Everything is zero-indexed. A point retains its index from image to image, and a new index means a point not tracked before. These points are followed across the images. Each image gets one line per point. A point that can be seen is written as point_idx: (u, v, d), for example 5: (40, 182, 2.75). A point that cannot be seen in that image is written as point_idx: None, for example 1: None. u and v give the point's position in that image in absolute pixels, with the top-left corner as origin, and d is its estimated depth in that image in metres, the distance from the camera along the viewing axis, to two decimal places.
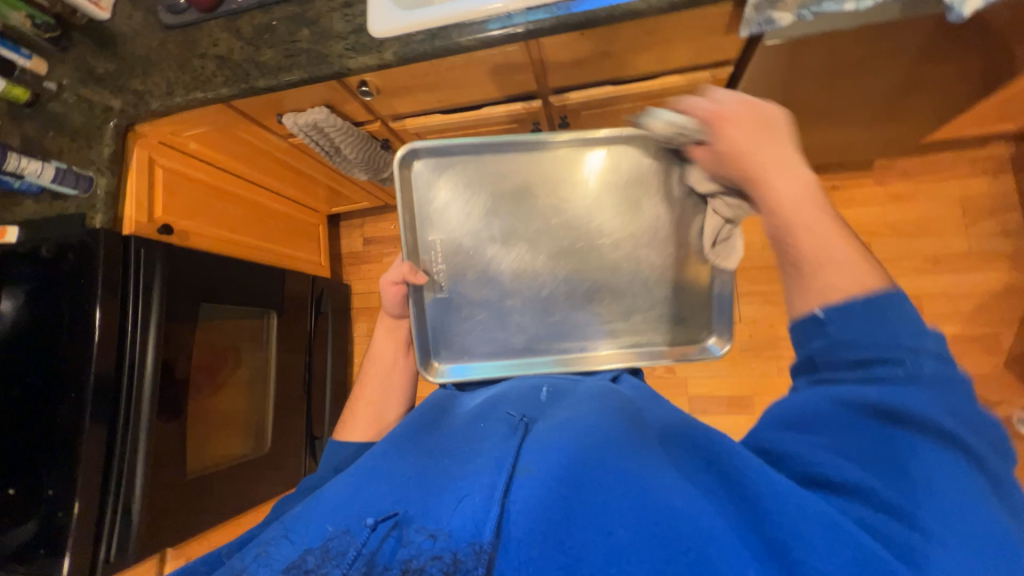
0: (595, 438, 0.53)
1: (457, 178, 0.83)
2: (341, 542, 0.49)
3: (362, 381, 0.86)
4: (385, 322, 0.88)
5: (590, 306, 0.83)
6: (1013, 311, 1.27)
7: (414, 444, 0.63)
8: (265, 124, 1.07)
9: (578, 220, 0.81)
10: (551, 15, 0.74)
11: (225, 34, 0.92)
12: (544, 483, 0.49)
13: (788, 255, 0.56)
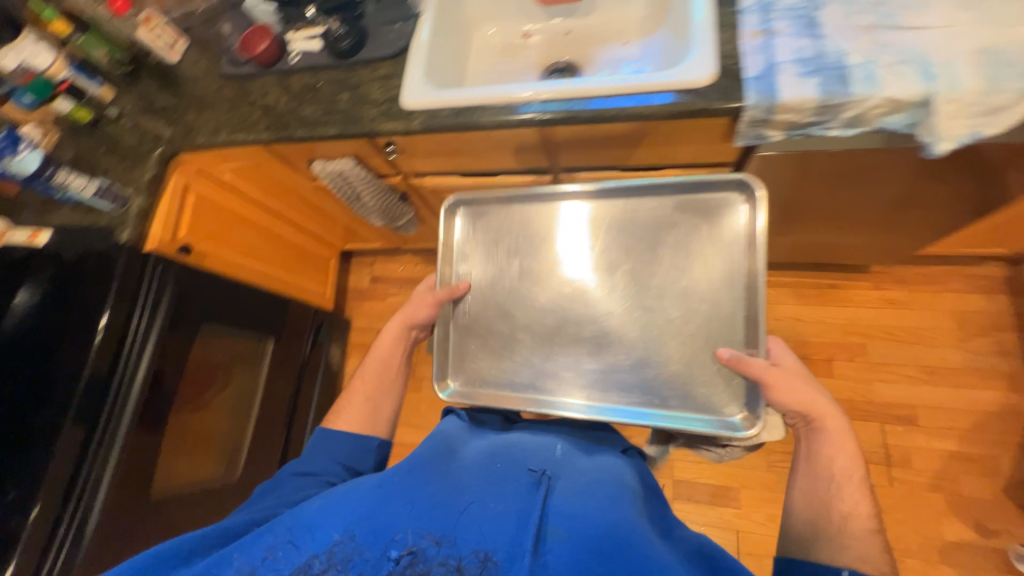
0: (618, 517, 0.58)
1: (494, 224, 0.93)
2: (348, 549, 0.55)
3: (361, 374, 0.87)
4: (401, 322, 0.89)
5: (602, 351, 0.83)
6: (1012, 435, 1.23)
7: (432, 467, 0.67)
8: (296, 166, 1.15)
9: (599, 267, 0.86)
10: (565, 108, 0.82)
11: (275, 87, 1.02)
12: (562, 550, 0.54)
13: (826, 496, 0.65)
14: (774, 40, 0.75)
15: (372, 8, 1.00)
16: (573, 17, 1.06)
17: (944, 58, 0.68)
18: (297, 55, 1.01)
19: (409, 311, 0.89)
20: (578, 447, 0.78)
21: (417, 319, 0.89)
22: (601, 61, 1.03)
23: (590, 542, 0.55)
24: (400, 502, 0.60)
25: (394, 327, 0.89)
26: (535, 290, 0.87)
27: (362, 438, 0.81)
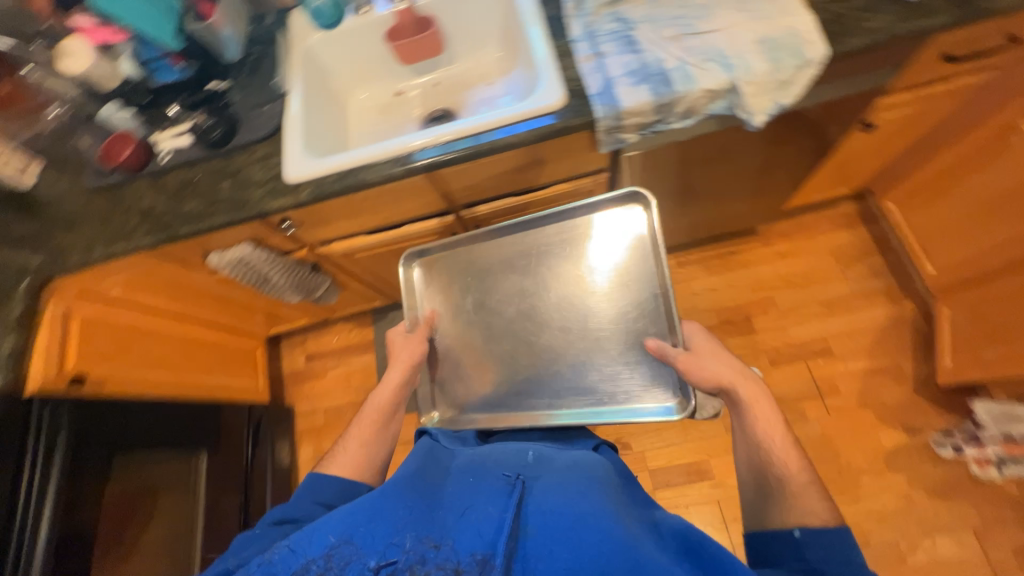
0: (592, 508, 0.58)
1: (441, 266, 0.97)
2: (345, 552, 0.50)
3: (359, 420, 0.82)
4: (405, 366, 0.86)
5: (553, 363, 0.87)
6: (906, 341, 1.41)
7: (418, 480, 0.64)
8: (192, 263, 1.10)
9: (541, 289, 0.91)
10: (443, 152, 0.87)
11: (150, 190, 0.98)
12: (551, 544, 0.54)
13: (768, 472, 0.66)
14: (605, 60, 0.86)
15: (239, 96, 1.00)
16: (437, 70, 1.14)
17: (735, 51, 0.82)
18: (167, 154, 0.98)
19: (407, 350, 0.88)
20: (547, 449, 0.77)
21: (417, 360, 0.87)
22: (472, 103, 1.11)
23: (577, 530, 0.55)
24: (391, 512, 0.55)
25: (399, 368, 0.86)
26: (494, 317, 0.91)
27: (354, 483, 0.75)
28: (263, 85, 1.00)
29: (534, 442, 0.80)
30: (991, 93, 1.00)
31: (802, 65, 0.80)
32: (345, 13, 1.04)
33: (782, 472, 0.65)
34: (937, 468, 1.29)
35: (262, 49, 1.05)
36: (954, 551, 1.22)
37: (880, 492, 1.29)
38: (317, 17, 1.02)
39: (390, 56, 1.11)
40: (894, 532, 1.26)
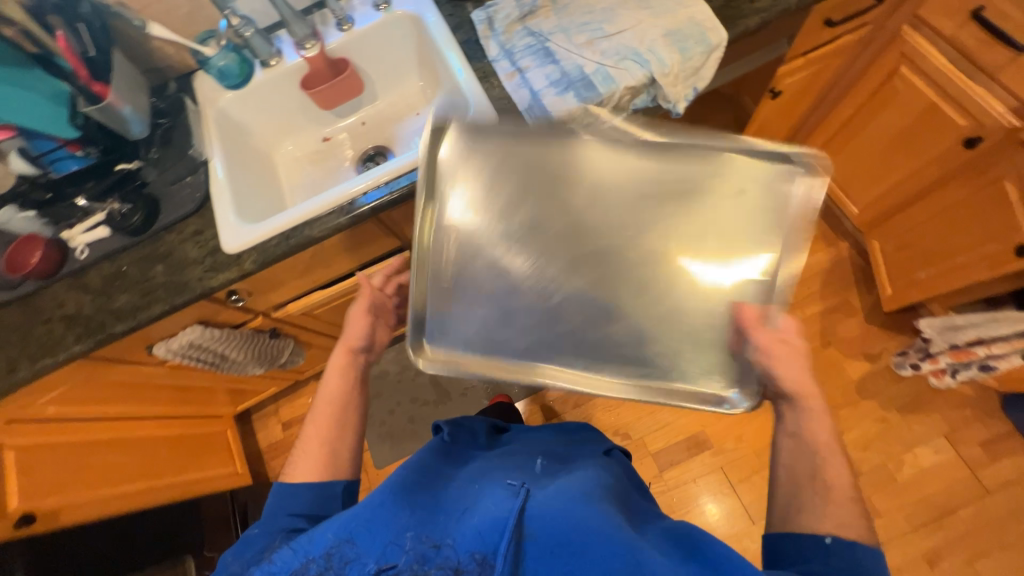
0: (593, 507, 0.53)
1: (488, 163, 0.68)
2: (344, 553, 0.50)
3: (311, 418, 0.75)
4: (346, 348, 0.80)
5: (604, 327, 0.62)
6: (849, 278, 1.53)
7: (422, 484, 0.60)
8: (135, 360, 1.01)
9: (617, 225, 0.65)
10: (387, 193, 0.86)
11: (72, 292, 0.88)
12: (554, 550, 0.48)
13: (799, 471, 0.59)
14: (528, 74, 0.88)
15: (154, 173, 0.93)
16: (362, 108, 1.12)
17: (647, 46, 0.86)
18: (84, 249, 0.89)
19: (348, 331, 0.82)
20: (556, 455, 0.77)
21: (358, 340, 0.81)
22: (405, 136, 1.09)
23: (580, 536, 0.48)
24: (388, 519, 0.52)
25: (340, 352, 0.80)
26: (549, 259, 0.64)
27: (324, 483, 0.68)
28: (179, 158, 0.93)
29: (545, 454, 0.77)
30: (871, 45, 1.12)
31: (709, 50, 0.85)
32: (253, 68, 0.99)
33: (815, 475, 0.58)
34: (900, 387, 1.40)
35: (169, 120, 0.97)
36: (933, 459, 1.32)
37: (860, 421, 1.38)
38: (222, 77, 0.96)
39: (309, 103, 1.07)
40: (880, 454, 1.35)
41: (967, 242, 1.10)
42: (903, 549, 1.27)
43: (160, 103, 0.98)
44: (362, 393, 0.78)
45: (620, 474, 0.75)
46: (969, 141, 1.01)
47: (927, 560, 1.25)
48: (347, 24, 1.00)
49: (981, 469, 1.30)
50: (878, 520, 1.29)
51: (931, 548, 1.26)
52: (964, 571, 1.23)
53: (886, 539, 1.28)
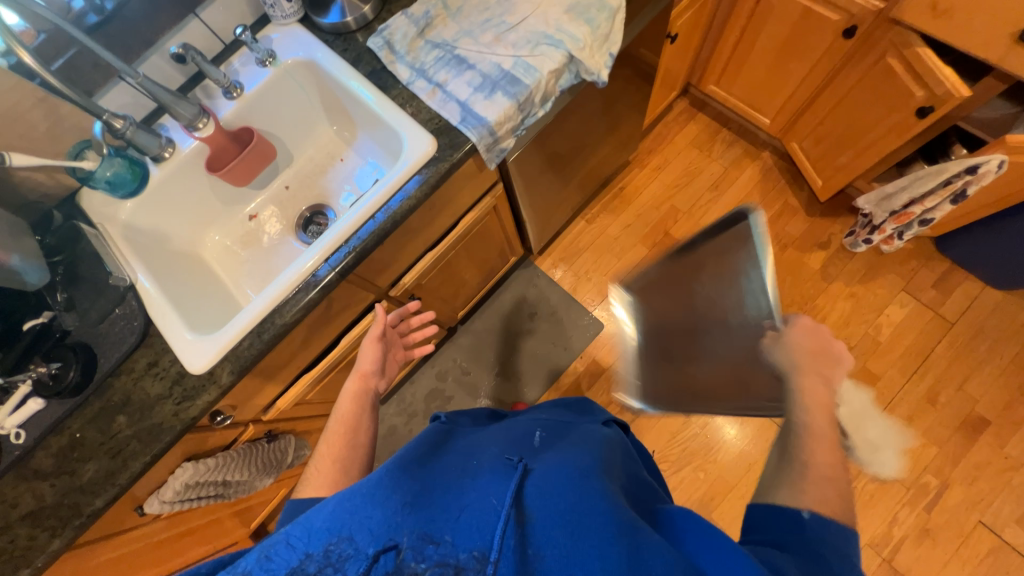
0: (585, 484, 0.54)
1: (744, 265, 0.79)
2: (343, 551, 0.43)
3: (323, 439, 0.73)
4: (361, 374, 0.83)
5: None
6: (780, 182, 1.65)
7: (414, 467, 0.57)
8: (126, 527, 0.87)
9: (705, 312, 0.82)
10: (350, 251, 0.79)
11: (21, 485, 0.73)
12: (551, 528, 0.47)
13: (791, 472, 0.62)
14: (449, 87, 0.85)
15: (74, 318, 0.80)
16: (280, 172, 1.03)
17: (554, 27, 0.86)
18: (18, 433, 0.74)
19: (361, 359, 0.86)
20: (554, 427, 0.77)
21: (371, 366, 0.84)
22: (337, 187, 1.03)
23: (579, 514, 0.48)
24: (384, 502, 0.48)
25: (354, 378, 0.82)
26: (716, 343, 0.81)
27: None
28: (97, 292, 0.81)
29: (535, 426, 0.77)
30: None
31: (611, 15, 0.87)
32: (145, 166, 0.88)
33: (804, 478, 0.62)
34: (855, 262, 1.53)
35: (67, 255, 0.84)
36: (903, 313, 1.47)
37: (835, 303, 1.51)
38: (115, 188, 0.84)
39: (221, 184, 0.97)
40: (861, 326, 1.48)
41: (870, 118, 1.21)
42: (907, 399, 1.40)
43: (50, 238, 0.84)
44: (373, 417, 0.78)
45: (620, 449, 0.74)
46: (848, 32, 1.11)
47: (929, 400, 1.39)
48: (236, 90, 0.92)
49: (941, 307, 1.46)
50: (880, 384, 1.42)
51: (929, 389, 1.40)
52: (960, 398, 1.39)
53: (891, 397, 1.41)
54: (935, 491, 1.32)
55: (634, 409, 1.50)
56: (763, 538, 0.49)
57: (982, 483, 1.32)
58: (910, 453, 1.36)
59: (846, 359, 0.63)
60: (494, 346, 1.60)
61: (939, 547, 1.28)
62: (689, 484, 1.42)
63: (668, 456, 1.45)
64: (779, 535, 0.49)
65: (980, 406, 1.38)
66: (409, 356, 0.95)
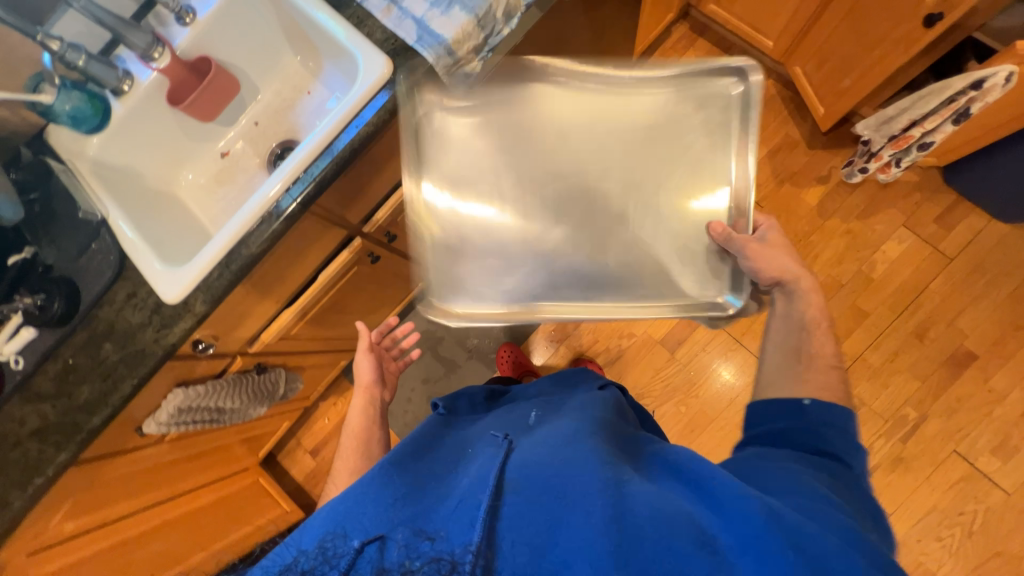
0: (567, 446, 0.53)
1: None
2: (336, 548, 0.47)
3: (340, 456, 0.80)
4: (364, 391, 0.88)
5: None
6: (782, 113, 1.55)
7: (412, 463, 0.61)
8: (131, 446, 0.95)
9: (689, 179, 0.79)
10: (309, 184, 0.79)
11: (28, 405, 0.79)
12: (535, 495, 0.48)
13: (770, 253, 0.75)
14: (404, 3, 0.80)
15: (54, 252, 0.83)
16: (248, 108, 1.01)
17: None
18: (17, 359, 0.79)
19: (359, 375, 0.90)
20: (551, 403, 0.74)
21: (372, 378, 0.89)
22: (305, 122, 1.00)
23: (561, 477, 0.49)
24: (378, 498, 0.53)
25: (358, 393, 0.88)
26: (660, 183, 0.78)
27: None
28: (74, 228, 0.84)
29: (534, 398, 0.77)
30: None
31: None
32: (106, 100, 0.87)
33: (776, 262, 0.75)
34: (856, 197, 1.47)
35: (42, 192, 0.85)
36: (900, 249, 1.43)
37: (830, 240, 1.46)
38: (77, 123, 0.84)
39: (186, 119, 0.96)
40: (855, 263, 1.44)
41: (875, 32, 1.11)
42: (895, 335, 1.39)
43: (20, 175, 0.85)
44: (382, 425, 0.85)
45: (616, 406, 0.69)
46: None
47: (917, 336, 1.38)
48: (189, 16, 0.89)
49: (941, 243, 1.41)
50: (868, 320, 1.41)
51: (918, 326, 1.39)
52: (949, 333, 1.37)
53: (879, 333, 1.40)
54: (914, 422, 1.35)
55: (621, 347, 1.53)
56: (768, 430, 0.59)
57: (961, 415, 1.33)
58: (893, 386, 1.37)
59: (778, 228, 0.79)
60: None
61: (911, 473, 1.32)
62: (670, 417, 1.47)
63: (652, 391, 1.49)
64: (785, 424, 0.58)
65: (969, 340, 1.36)
66: (403, 360, 1.01)
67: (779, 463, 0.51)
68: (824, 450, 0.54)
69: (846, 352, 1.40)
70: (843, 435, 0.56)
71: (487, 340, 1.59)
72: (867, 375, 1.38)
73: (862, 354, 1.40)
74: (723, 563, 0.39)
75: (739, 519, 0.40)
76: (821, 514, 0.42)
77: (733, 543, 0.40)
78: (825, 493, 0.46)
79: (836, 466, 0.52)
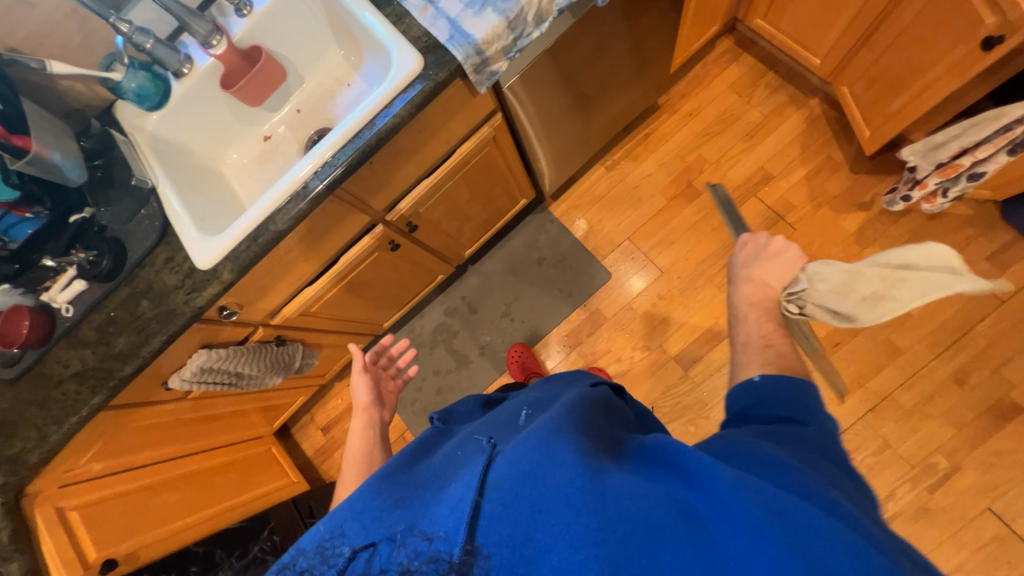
0: (547, 434, 0.49)
1: None
2: (335, 546, 0.47)
3: (343, 482, 0.81)
4: (362, 411, 0.91)
5: None
6: (827, 134, 1.49)
7: (402, 474, 0.57)
8: (157, 399, 1.03)
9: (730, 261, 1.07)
10: (335, 167, 0.83)
11: (73, 351, 0.87)
12: (516, 489, 0.44)
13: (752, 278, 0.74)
14: (441, 4, 0.85)
15: (108, 214, 0.92)
16: (292, 95, 1.08)
17: None
18: (68, 307, 0.88)
19: (356, 398, 0.93)
20: (542, 401, 0.71)
21: (369, 399, 0.93)
22: (342, 112, 1.05)
23: (542, 466, 0.45)
24: (372, 503, 0.51)
25: (357, 414, 0.91)
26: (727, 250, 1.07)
27: None
28: (127, 194, 0.92)
29: (525, 397, 0.75)
30: None
31: None
32: (167, 81, 0.96)
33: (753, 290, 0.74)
34: (900, 227, 1.39)
35: (105, 160, 0.95)
36: None
37: None
38: (141, 100, 0.93)
39: (236, 103, 1.03)
40: None
41: (929, 55, 1.05)
42: (931, 376, 1.30)
43: (88, 143, 0.95)
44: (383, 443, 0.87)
45: (605, 406, 0.65)
46: None
47: (956, 381, 1.29)
48: (246, 8, 0.96)
49: (992, 283, 1.31)
50: (902, 358, 1.33)
51: (958, 369, 1.29)
52: (993, 380, 1.27)
53: (913, 372, 1.31)
54: (944, 472, 1.25)
55: (634, 360, 1.51)
56: (735, 415, 0.59)
57: (1000, 471, 1.23)
58: (924, 431, 1.28)
59: (786, 250, 0.72)
60: (501, 288, 1.63)
61: (936, 527, 1.23)
62: (678, 436, 1.43)
63: (661, 407, 1.46)
64: (756, 404, 0.58)
65: (1016, 391, 1.26)
66: (401, 379, 1.03)
67: (750, 439, 0.51)
68: (781, 417, 0.55)
69: (873, 390, 1.32)
70: (804, 396, 0.56)
71: (500, 338, 1.61)
72: (896, 417, 1.30)
73: (892, 394, 1.31)
74: (699, 530, 0.38)
75: (714, 487, 0.39)
76: (799, 482, 0.41)
77: (711, 511, 0.38)
78: (797, 464, 0.45)
79: (814, 430, 0.52)
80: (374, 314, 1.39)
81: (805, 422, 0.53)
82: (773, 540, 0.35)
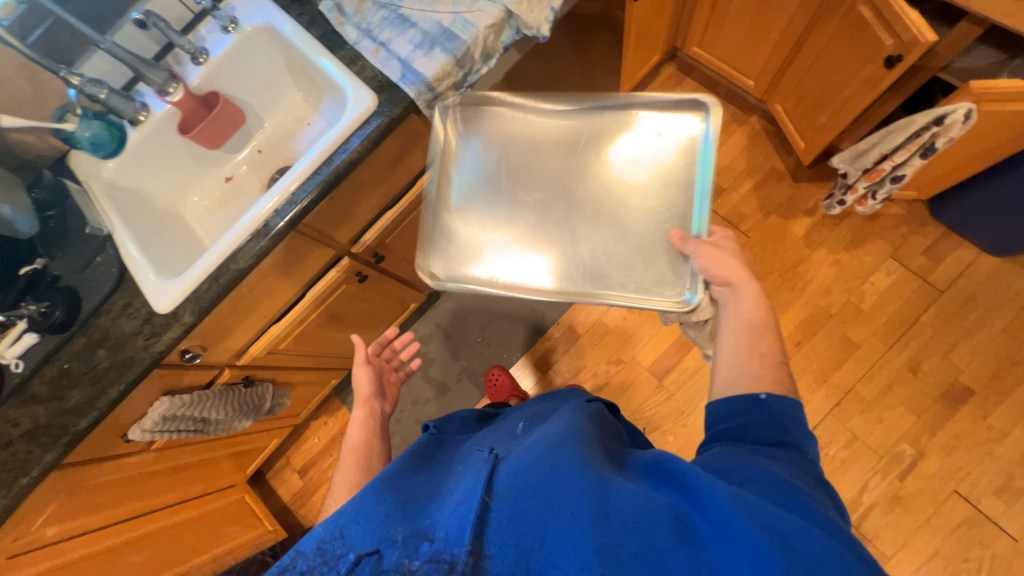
0: (558, 451, 0.50)
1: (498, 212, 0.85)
2: (335, 548, 0.46)
3: (339, 470, 0.80)
4: (363, 403, 0.89)
5: None
6: (767, 148, 1.60)
7: (402, 478, 0.56)
8: (117, 452, 0.99)
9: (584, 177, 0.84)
10: (299, 205, 0.85)
11: (22, 407, 0.84)
12: (523, 502, 0.45)
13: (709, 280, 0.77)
14: (391, 46, 0.90)
15: (62, 264, 0.90)
16: (252, 137, 1.10)
17: None
18: (17, 362, 0.84)
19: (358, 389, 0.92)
20: (538, 414, 0.73)
21: (370, 390, 0.91)
22: (302, 151, 1.07)
23: (551, 482, 0.46)
24: (371, 509, 0.49)
25: (358, 406, 0.89)
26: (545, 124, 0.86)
27: None
28: (83, 243, 0.91)
29: (517, 414, 0.76)
30: None
31: None
32: (123, 129, 0.97)
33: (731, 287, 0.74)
34: (843, 229, 1.49)
35: (58, 210, 0.94)
36: (889, 280, 1.43)
37: (817, 271, 1.47)
38: (96, 148, 0.93)
39: (196, 146, 1.05)
40: (843, 294, 1.44)
41: (845, 72, 1.16)
42: (888, 367, 1.37)
43: (41, 194, 0.94)
44: (383, 436, 0.86)
45: (601, 421, 0.67)
46: None
47: (910, 370, 1.36)
48: (202, 56, 0.99)
49: (931, 275, 1.41)
50: (859, 351, 1.39)
51: (910, 359, 1.37)
52: (943, 366, 1.35)
53: (870, 365, 1.38)
54: (911, 459, 1.30)
55: (609, 373, 1.53)
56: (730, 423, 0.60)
57: (961, 453, 1.29)
58: (886, 421, 1.33)
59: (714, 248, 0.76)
60: (474, 312, 1.64)
61: (909, 514, 1.27)
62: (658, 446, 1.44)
63: (640, 418, 1.48)
64: (747, 416, 0.59)
65: (964, 375, 1.33)
66: (403, 371, 1.02)
67: (745, 454, 0.53)
68: (782, 440, 0.56)
69: (836, 385, 1.38)
70: (795, 416, 0.58)
71: (477, 362, 1.61)
72: (859, 409, 1.35)
73: (854, 387, 1.37)
74: (700, 551, 0.39)
75: (715, 505, 0.41)
76: (788, 500, 0.44)
77: (711, 530, 0.40)
78: (789, 479, 0.47)
79: (794, 448, 0.55)
80: (345, 348, 1.37)
81: (792, 444, 0.56)
82: (771, 559, 0.36)
